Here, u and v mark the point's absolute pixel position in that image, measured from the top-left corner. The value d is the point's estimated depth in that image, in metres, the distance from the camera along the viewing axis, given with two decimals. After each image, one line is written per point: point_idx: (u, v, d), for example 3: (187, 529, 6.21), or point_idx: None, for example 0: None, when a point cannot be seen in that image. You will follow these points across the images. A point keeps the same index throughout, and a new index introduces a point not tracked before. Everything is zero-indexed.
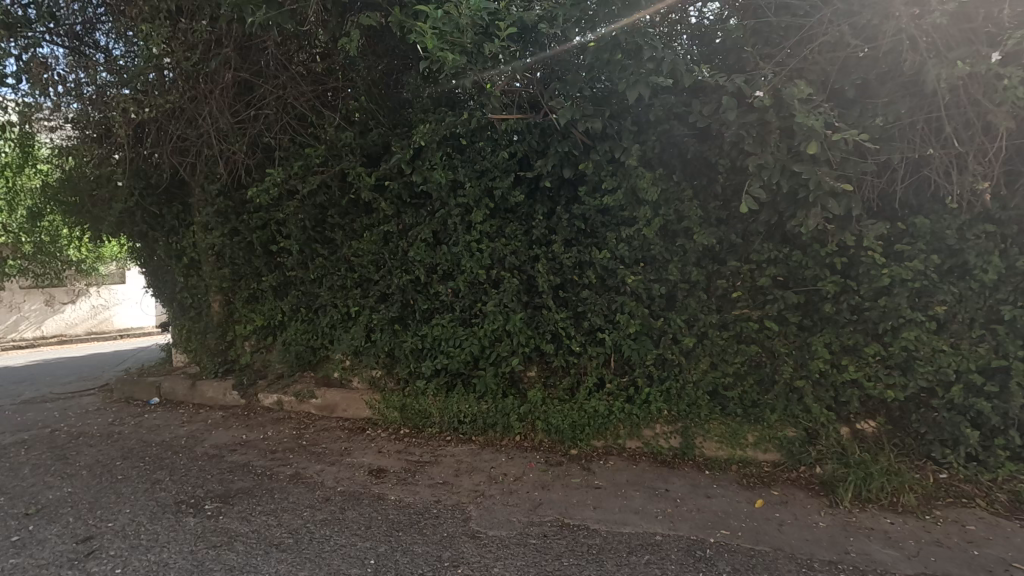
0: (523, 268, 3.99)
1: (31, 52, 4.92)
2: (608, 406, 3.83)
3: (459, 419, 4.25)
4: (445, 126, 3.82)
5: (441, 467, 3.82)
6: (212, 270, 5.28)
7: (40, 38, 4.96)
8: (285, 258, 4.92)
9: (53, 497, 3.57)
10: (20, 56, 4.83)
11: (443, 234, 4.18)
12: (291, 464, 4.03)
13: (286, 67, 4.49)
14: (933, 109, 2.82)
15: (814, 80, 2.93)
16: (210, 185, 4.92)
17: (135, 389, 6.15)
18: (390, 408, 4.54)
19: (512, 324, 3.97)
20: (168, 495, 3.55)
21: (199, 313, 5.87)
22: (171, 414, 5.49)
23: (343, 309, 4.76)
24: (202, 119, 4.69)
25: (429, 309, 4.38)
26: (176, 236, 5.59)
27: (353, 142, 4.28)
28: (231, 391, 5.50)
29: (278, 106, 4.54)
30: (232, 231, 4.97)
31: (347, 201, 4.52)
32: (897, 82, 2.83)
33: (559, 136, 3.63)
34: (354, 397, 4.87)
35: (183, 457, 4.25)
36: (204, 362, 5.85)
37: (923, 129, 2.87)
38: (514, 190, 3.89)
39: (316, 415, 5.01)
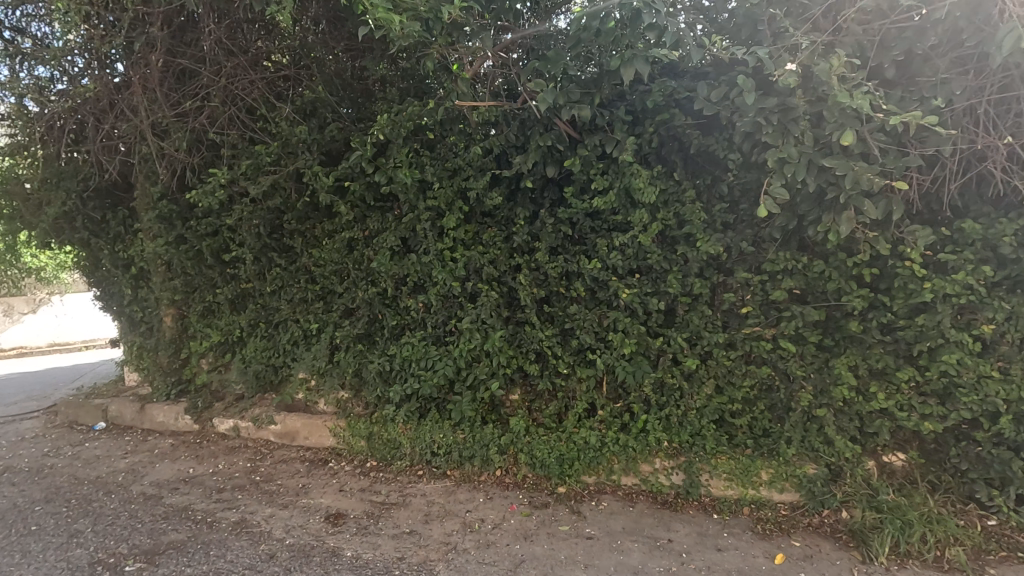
0: (503, 279, 3.51)
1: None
2: (600, 437, 3.36)
3: (431, 451, 3.73)
4: (410, 118, 3.32)
5: (409, 511, 3.31)
6: (161, 281, 4.72)
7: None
8: (239, 268, 4.39)
9: None
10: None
11: (413, 241, 3.67)
12: (237, 507, 3.48)
13: (232, 54, 3.98)
14: (985, 88, 2.37)
15: (849, 56, 2.41)
16: (151, 186, 4.37)
17: (80, 412, 5.50)
18: (356, 437, 4.02)
19: (491, 344, 3.47)
20: (84, 553, 3.01)
21: (149, 329, 5.28)
22: (115, 441, 4.90)
23: (303, 325, 4.22)
24: (139, 112, 4.14)
25: (398, 325, 3.88)
26: (121, 243, 5.02)
27: (309, 137, 3.76)
28: (183, 415, 4.91)
29: (224, 97, 4.01)
30: (178, 238, 4.43)
31: (304, 205, 4.00)
32: (948, 56, 2.35)
33: (542, 128, 3.15)
34: (316, 423, 4.30)
35: (116, 499, 3.69)
36: (154, 383, 5.24)
37: (981, 112, 2.39)
38: (491, 191, 3.41)
39: (275, 444, 4.42)
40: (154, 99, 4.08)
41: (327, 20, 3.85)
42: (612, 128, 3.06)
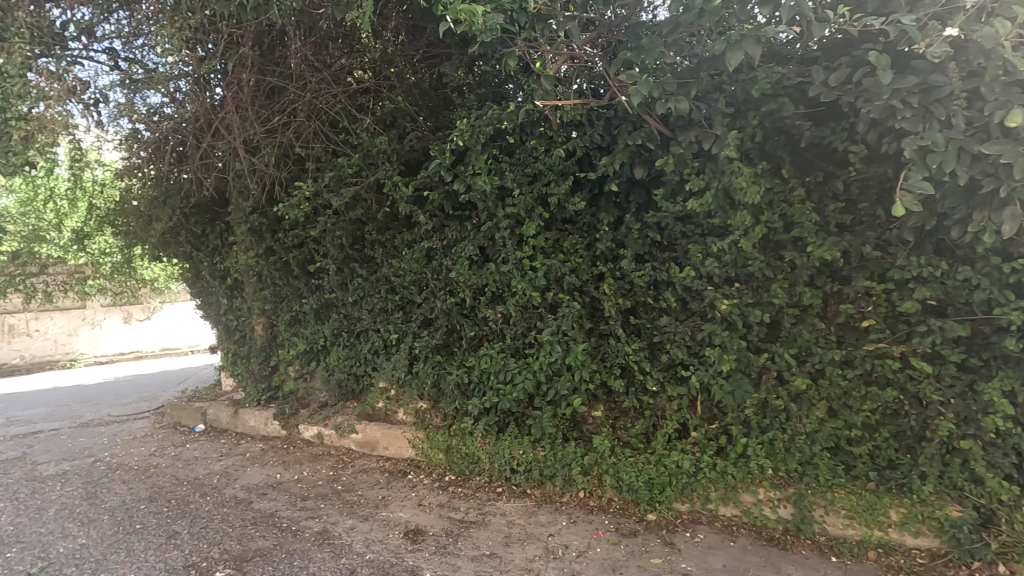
0: (586, 289, 3.31)
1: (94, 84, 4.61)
2: (695, 462, 3.06)
3: (511, 467, 3.59)
4: (489, 122, 3.21)
5: (489, 531, 3.17)
6: (254, 291, 4.92)
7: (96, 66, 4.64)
8: (323, 278, 4.49)
9: (64, 550, 3.22)
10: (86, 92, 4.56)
11: (491, 250, 3.55)
12: (319, 517, 3.49)
13: (317, 70, 4.09)
14: None
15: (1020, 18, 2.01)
16: (244, 201, 4.57)
17: (182, 415, 5.87)
18: (435, 450, 3.95)
19: (573, 357, 3.26)
20: (180, 555, 3.10)
21: (242, 337, 5.53)
22: (212, 444, 5.14)
23: (384, 335, 4.23)
24: (233, 130, 4.34)
25: (477, 336, 3.77)
26: (219, 256, 5.32)
27: (389, 148, 3.77)
28: (272, 420, 5.08)
29: (310, 112, 4.11)
30: (268, 250, 4.60)
31: (384, 215, 4.01)
32: None
33: (629, 126, 2.94)
34: (396, 434, 4.28)
35: (210, 502, 3.83)
36: (247, 388, 5.47)
37: None
38: (573, 196, 3.24)
39: (356, 453, 4.46)
40: (247, 117, 4.25)
41: (406, 31, 3.97)
42: (709, 123, 2.80)
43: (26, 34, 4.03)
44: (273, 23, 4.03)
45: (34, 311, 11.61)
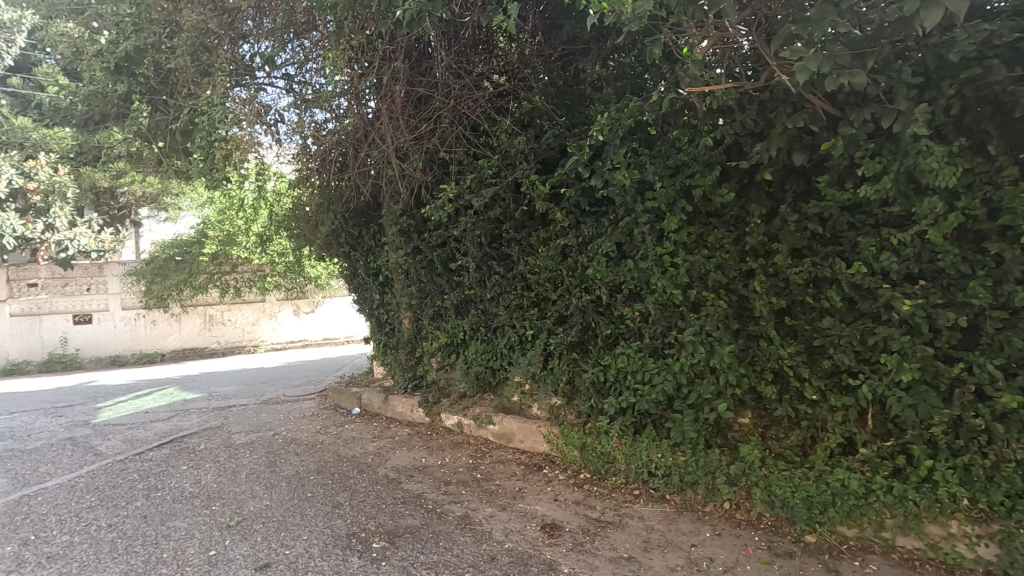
0: (733, 287, 3.08)
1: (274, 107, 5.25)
2: (865, 483, 2.70)
3: (648, 470, 3.48)
4: (631, 114, 3.15)
5: (627, 534, 3.10)
6: (402, 287, 5.31)
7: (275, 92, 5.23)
8: (463, 275, 4.72)
9: (254, 509, 3.74)
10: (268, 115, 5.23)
11: (629, 246, 3.45)
12: (461, 502, 3.68)
13: (461, 77, 4.30)
14: None
15: None
16: (394, 205, 4.96)
17: (341, 398, 6.54)
18: (570, 446, 3.96)
19: (719, 360, 3.06)
20: (343, 524, 3.45)
21: (390, 329, 6.01)
22: (366, 426, 5.67)
23: (520, 331, 4.32)
24: (386, 139, 4.70)
25: (613, 334, 3.68)
26: (372, 256, 5.84)
27: (526, 147, 3.83)
28: (417, 407, 5.46)
29: (453, 118, 4.34)
30: (415, 249, 4.95)
31: (521, 213, 4.09)
32: None
33: (789, 108, 2.68)
34: (531, 428, 4.38)
35: (366, 478, 4.23)
36: (395, 377, 5.93)
37: None
38: (720, 187, 3.03)
39: (493, 444, 4.63)
40: (396, 126, 4.60)
41: (542, 30, 4.09)
42: (889, 97, 2.46)
43: (226, 68, 4.74)
44: (421, 37, 4.31)
45: (228, 303, 13.75)
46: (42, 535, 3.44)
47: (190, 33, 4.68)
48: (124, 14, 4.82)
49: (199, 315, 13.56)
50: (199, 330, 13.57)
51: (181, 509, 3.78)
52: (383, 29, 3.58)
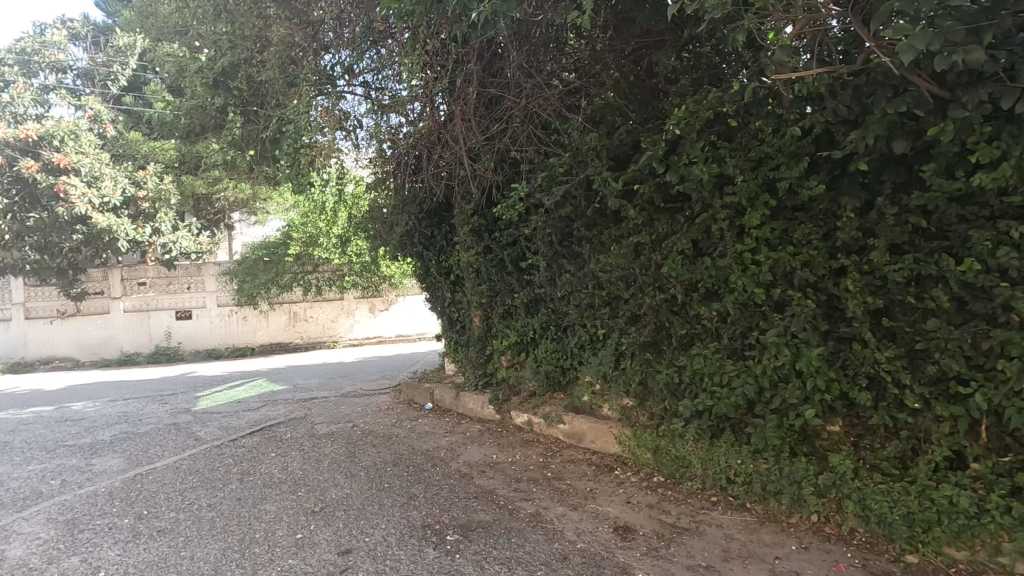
0: (822, 286, 2.89)
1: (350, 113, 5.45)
2: (976, 503, 2.45)
3: (727, 476, 3.34)
4: (710, 106, 3.03)
5: (704, 542, 3.00)
6: (473, 286, 5.40)
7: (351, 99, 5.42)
8: (534, 274, 4.72)
9: (336, 496, 3.94)
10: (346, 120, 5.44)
11: (706, 244, 3.32)
12: (532, 500, 3.69)
13: (533, 76, 4.32)
14: None
15: None
16: (466, 205, 5.04)
17: (415, 393, 6.74)
18: (642, 448, 3.87)
19: (806, 363, 2.88)
20: (418, 515, 3.56)
21: (461, 326, 6.12)
22: (439, 421, 5.81)
23: (591, 330, 4.26)
24: (458, 141, 4.80)
25: (689, 335, 3.51)
26: (444, 255, 5.99)
27: (599, 144, 3.78)
28: (487, 404, 5.54)
29: (525, 118, 4.36)
30: (486, 248, 5.02)
31: (593, 211, 4.03)
32: None
33: (888, 92, 2.48)
34: (602, 428, 4.33)
35: (440, 472, 4.34)
36: (466, 374, 6.05)
37: None
38: (808, 180, 2.86)
39: (563, 443, 4.62)
40: (469, 128, 4.68)
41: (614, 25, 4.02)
42: (1010, 74, 2.23)
43: (310, 78, 5.02)
44: (493, 38, 4.36)
45: (309, 300, 14.56)
46: (153, 511, 3.78)
47: (279, 48, 5.01)
48: (221, 33, 5.21)
49: (284, 311, 14.45)
50: (284, 326, 14.46)
51: (272, 493, 4.04)
52: (457, 32, 3.66)
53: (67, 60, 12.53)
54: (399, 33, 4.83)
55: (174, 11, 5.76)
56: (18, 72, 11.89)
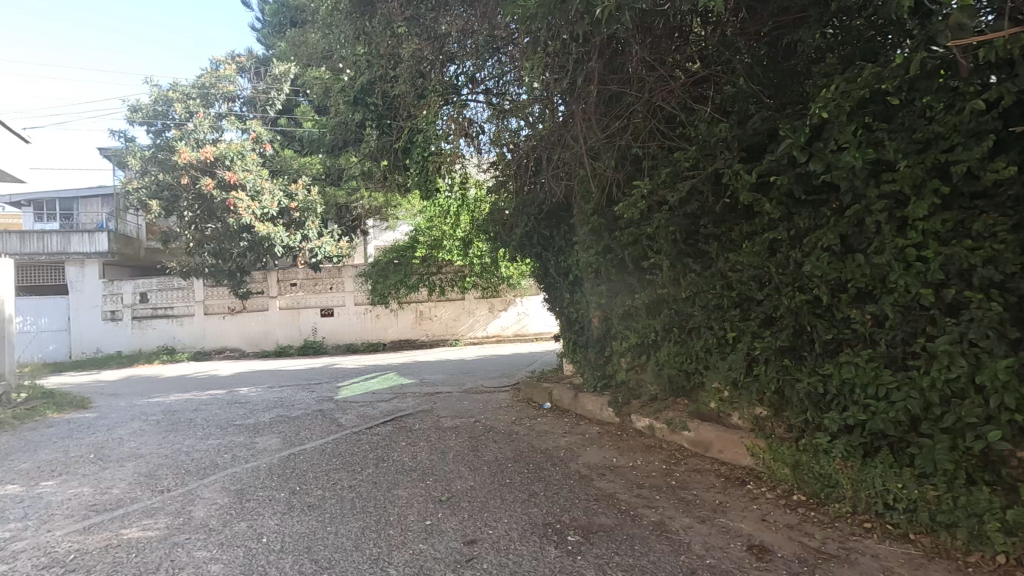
0: (1011, 285, 2.45)
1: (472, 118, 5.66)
2: None
3: (884, 501, 2.97)
4: (864, 84, 2.72)
5: (857, 572, 2.69)
6: (592, 287, 5.34)
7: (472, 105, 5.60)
8: (656, 274, 4.55)
9: (461, 487, 4.11)
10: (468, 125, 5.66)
11: (857, 239, 2.97)
12: (656, 508, 3.56)
13: (656, 69, 4.19)
14: None
15: None
16: (585, 204, 5.02)
17: (533, 392, 6.83)
18: (779, 463, 3.57)
19: (989, 377, 2.45)
20: (539, 513, 3.59)
21: (580, 327, 6.07)
22: (557, 421, 5.83)
23: (719, 333, 3.93)
24: (578, 140, 4.79)
25: (836, 341, 3.14)
26: (563, 255, 6.00)
27: (729, 134, 3.55)
28: (607, 407, 5.46)
29: (648, 112, 4.23)
30: (605, 248, 4.95)
31: (722, 207, 3.79)
32: None
33: None
34: (732, 438, 4.07)
35: (559, 472, 4.34)
36: (584, 375, 6.01)
37: None
38: (992, 161, 2.45)
39: (688, 451, 4.41)
40: (589, 126, 4.64)
41: (747, 8, 3.77)
42: None
43: (437, 89, 5.28)
44: (614, 35, 4.30)
45: (434, 300, 15.41)
46: (304, 488, 4.22)
47: (410, 61, 5.28)
48: (361, 54, 5.69)
49: (411, 310, 15.42)
50: (412, 324, 15.44)
51: (403, 480, 4.32)
52: (579, 31, 3.64)
53: (236, 91, 14.46)
54: (520, 38, 4.94)
55: (321, 38, 6.39)
56: (199, 104, 13.97)
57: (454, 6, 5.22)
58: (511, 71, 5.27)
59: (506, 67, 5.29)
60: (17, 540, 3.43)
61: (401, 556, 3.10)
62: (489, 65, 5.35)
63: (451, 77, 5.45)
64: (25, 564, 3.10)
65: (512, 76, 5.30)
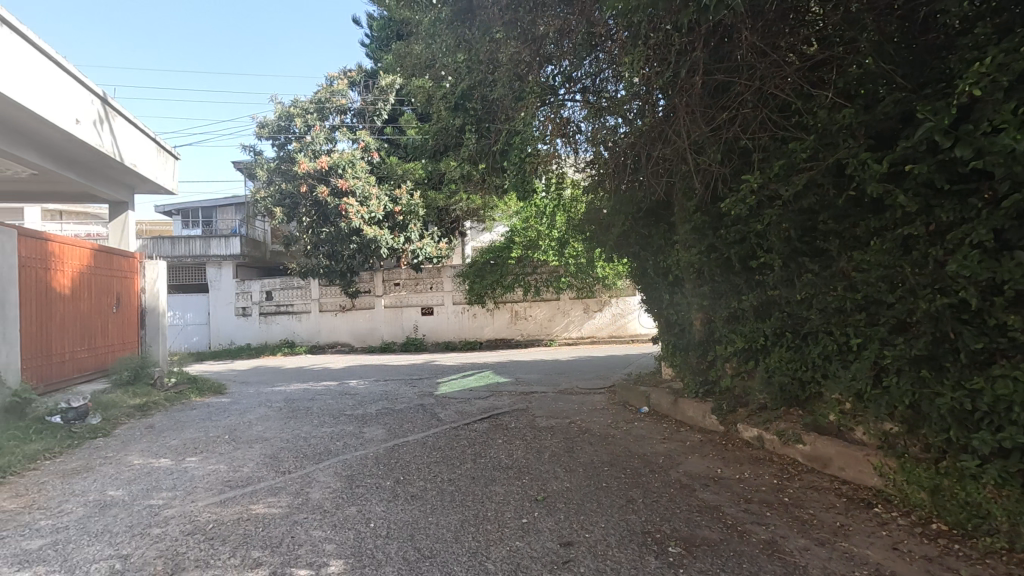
0: None
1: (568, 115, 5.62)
2: None
3: None
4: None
5: None
6: (694, 288, 5.10)
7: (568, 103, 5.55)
8: (766, 275, 4.26)
9: (557, 488, 4.10)
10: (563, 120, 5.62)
11: (1016, 234, 2.58)
12: (766, 526, 3.32)
13: (767, 55, 3.92)
14: None
15: None
16: (688, 201, 4.81)
17: (631, 396, 6.66)
18: (913, 486, 3.19)
19: None
20: (638, 520, 3.49)
21: (681, 329, 5.80)
22: (656, 426, 5.64)
23: (840, 339, 3.61)
24: (681, 135, 4.60)
25: (988, 351, 2.75)
26: (663, 255, 5.80)
27: (854, 121, 3.24)
28: (710, 414, 5.20)
29: (758, 102, 3.98)
30: (709, 246, 4.71)
31: (845, 201, 3.47)
32: None
33: None
34: (856, 455, 3.70)
35: (658, 479, 4.19)
36: (685, 379, 5.75)
37: None
38: None
39: (803, 467, 4.08)
40: (692, 119, 4.45)
41: None
42: None
43: (535, 90, 5.31)
44: (721, 21, 4.08)
45: (529, 300, 15.54)
46: (407, 478, 4.43)
47: (508, 66, 5.38)
48: (460, 60, 5.86)
49: (507, 310, 15.66)
50: (508, 323, 15.68)
51: (500, 477, 4.39)
52: (683, 20, 3.50)
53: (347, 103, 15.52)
54: (618, 33, 4.84)
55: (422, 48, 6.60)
56: (316, 118, 15.18)
57: (552, 6, 4.97)
58: (608, 68, 5.23)
59: (603, 64, 5.24)
60: (168, 507, 3.91)
61: (498, 551, 3.15)
62: (586, 64, 5.29)
63: (546, 78, 5.45)
64: (174, 529, 3.52)
65: (608, 73, 5.27)
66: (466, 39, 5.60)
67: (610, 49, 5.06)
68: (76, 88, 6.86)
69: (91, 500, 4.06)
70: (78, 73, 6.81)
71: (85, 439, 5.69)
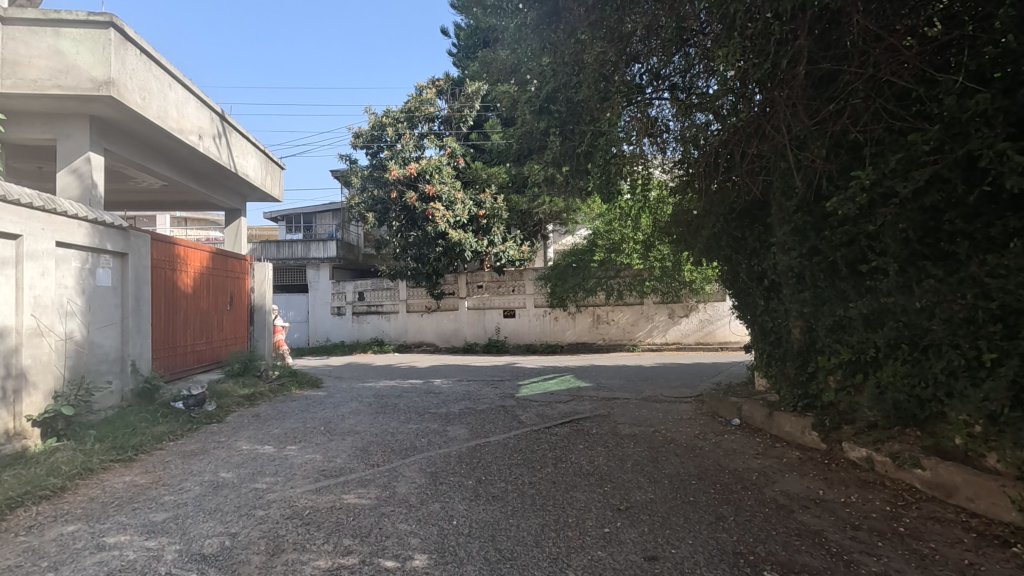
0: None
1: (656, 113, 5.51)
2: None
3: None
4: None
5: None
6: (793, 293, 4.76)
7: (656, 101, 5.43)
8: (878, 280, 3.88)
9: (640, 498, 3.97)
10: (649, 119, 5.51)
11: None
12: (878, 557, 3.01)
13: (882, 40, 3.60)
14: None
15: None
16: (787, 200, 4.50)
17: (720, 407, 6.31)
18: None
19: None
20: (729, 539, 3.29)
21: (777, 338, 5.41)
22: (748, 440, 5.31)
23: (970, 352, 3.21)
24: (780, 130, 4.33)
25: None
26: (757, 257, 5.46)
27: (989, 108, 2.89)
28: (810, 430, 4.81)
29: (871, 91, 3.66)
30: (811, 249, 4.38)
31: (976, 198, 3.09)
32: None
33: None
34: (988, 484, 3.27)
35: (751, 497, 3.94)
36: (782, 392, 5.37)
37: None
38: None
39: (922, 494, 3.66)
40: (793, 113, 4.18)
41: None
42: None
43: (621, 90, 5.19)
44: (827, 6, 3.78)
45: (611, 304, 15.26)
46: (488, 478, 4.48)
47: (594, 66, 5.21)
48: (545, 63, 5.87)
49: (588, 314, 15.47)
50: (589, 327, 15.49)
51: (581, 483, 4.32)
52: None
53: (435, 112, 16.04)
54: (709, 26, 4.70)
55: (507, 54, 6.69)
56: (406, 126, 15.82)
57: (640, 3, 4.88)
58: (698, 63, 5.12)
59: (692, 59, 5.12)
60: (271, 491, 4.23)
61: (579, 560, 3.09)
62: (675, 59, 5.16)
63: (632, 75, 5.34)
64: (276, 512, 3.79)
65: (698, 68, 5.18)
66: (550, 42, 5.56)
67: (700, 43, 4.90)
68: (198, 107, 7.60)
69: (205, 481, 4.47)
70: (201, 94, 7.57)
71: (203, 424, 6.29)
